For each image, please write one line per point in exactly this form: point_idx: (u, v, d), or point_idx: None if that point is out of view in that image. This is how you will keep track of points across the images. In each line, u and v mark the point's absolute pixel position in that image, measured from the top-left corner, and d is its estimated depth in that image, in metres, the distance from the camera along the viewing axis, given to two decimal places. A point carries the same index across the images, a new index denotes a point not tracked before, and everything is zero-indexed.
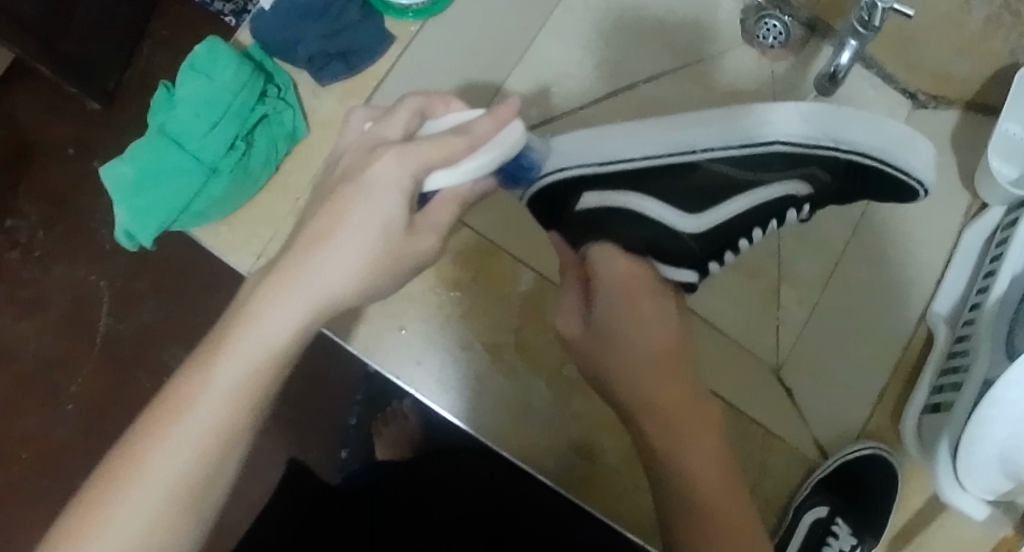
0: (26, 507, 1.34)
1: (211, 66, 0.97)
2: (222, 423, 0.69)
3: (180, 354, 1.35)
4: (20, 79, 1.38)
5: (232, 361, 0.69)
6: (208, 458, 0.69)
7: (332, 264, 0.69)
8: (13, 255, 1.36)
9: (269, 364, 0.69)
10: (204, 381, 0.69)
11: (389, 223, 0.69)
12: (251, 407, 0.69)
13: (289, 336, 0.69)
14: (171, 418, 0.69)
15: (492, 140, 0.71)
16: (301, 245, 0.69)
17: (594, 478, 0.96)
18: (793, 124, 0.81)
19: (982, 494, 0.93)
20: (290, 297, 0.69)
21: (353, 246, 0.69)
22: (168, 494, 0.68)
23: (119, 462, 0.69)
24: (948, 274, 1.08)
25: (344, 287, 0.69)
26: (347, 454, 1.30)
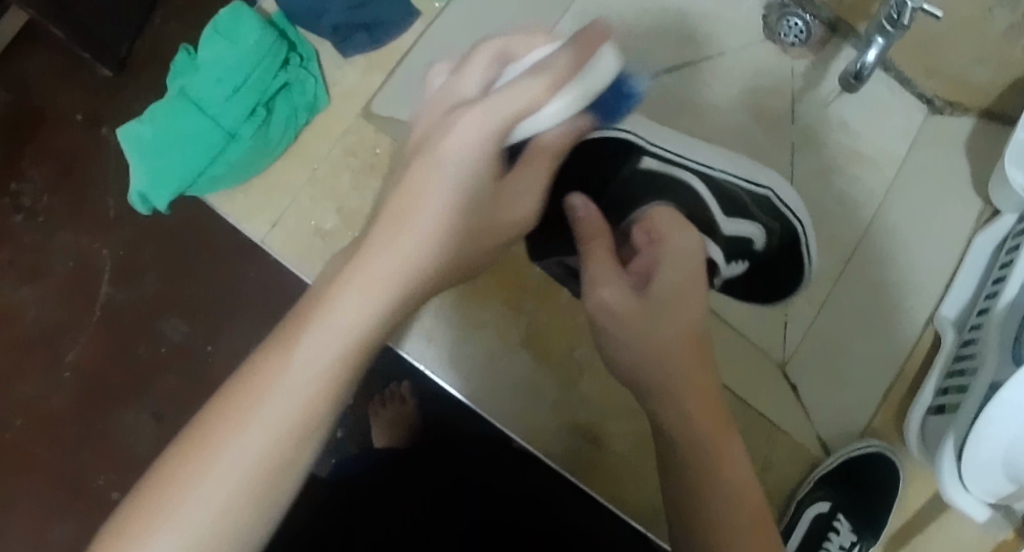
0: (19, 473, 1.33)
1: (234, 30, 0.97)
2: (308, 407, 0.62)
3: (180, 326, 1.34)
4: (31, 43, 1.37)
5: (316, 345, 0.62)
6: (286, 451, 0.62)
7: (406, 246, 0.64)
8: (17, 220, 1.35)
9: (377, 311, 0.63)
10: (284, 371, 0.62)
11: (464, 176, 0.66)
12: (323, 409, 0.62)
13: (365, 324, 0.63)
14: (243, 406, 0.61)
15: (582, 76, 0.69)
16: (381, 224, 0.64)
17: (600, 464, 0.97)
18: (721, 159, 1.08)
19: (983, 496, 0.95)
20: (357, 289, 0.62)
21: (433, 223, 0.65)
22: (222, 513, 0.61)
23: (182, 456, 0.61)
24: (958, 278, 1.08)
25: (430, 254, 0.64)
26: (343, 436, 1.24)
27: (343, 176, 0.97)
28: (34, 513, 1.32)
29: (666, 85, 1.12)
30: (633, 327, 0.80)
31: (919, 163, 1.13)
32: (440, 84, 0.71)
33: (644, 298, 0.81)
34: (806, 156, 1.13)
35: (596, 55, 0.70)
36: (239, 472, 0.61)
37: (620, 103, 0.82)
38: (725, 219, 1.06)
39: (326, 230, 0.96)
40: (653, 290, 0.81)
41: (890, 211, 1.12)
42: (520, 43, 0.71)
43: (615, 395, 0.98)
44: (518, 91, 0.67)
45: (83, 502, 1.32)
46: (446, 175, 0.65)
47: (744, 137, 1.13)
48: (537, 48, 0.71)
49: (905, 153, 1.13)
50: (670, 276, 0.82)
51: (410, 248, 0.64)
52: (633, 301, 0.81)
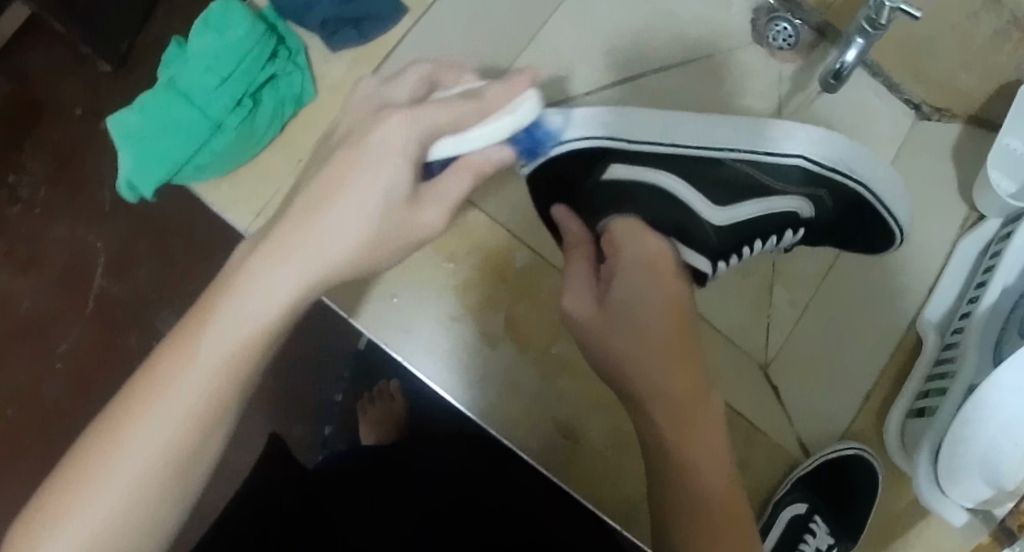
0: (9, 463, 1.32)
1: (222, 22, 0.97)
2: (211, 398, 0.70)
3: (171, 319, 1.34)
4: (32, 35, 1.37)
5: (201, 358, 0.70)
6: (186, 450, 0.71)
7: (320, 240, 0.70)
8: (13, 211, 1.35)
9: (234, 345, 0.70)
10: (188, 363, 0.70)
11: (393, 191, 0.70)
12: (222, 404, 0.71)
13: (274, 317, 0.70)
14: (149, 396, 0.70)
15: (506, 111, 0.73)
16: (290, 231, 0.70)
17: (576, 459, 0.98)
18: (747, 139, 0.96)
19: (962, 501, 0.93)
20: (235, 307, 0.70)
21: (347, 230, 0.70)
22: (130, 496, 0.70)
23: (98, 441, 0.70)
24: (941, 282, 1.08)
25: (350, 257, 0.70)
26: (330, 431, 1.24)
27: None
28: (23, 502, 1.32)
29: (651, 85, 1.13)
30: (607, 321, 0.84)
31: (905, 168, 1.13)
32: (369, 93, 0.75)
33: (604, 305, 0.85)
34: None
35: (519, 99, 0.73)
36: (145, 464, 0.70)
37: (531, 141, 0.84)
38: (715, 209, 0.96)
39: None
40: (612, 295, 0.85)
41: None
42: (443, 73, 0.76)
43: (592, 391, 0.99)
44: (449, 111, 0.71)
45: None
46: (396, 157, 0.70)
47: None
48: (459, 79, 0.76)
49: (891, 158, 1.13)
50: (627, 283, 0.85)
51: (326, 250, 0.70)
52: (593, 310, 0.85)
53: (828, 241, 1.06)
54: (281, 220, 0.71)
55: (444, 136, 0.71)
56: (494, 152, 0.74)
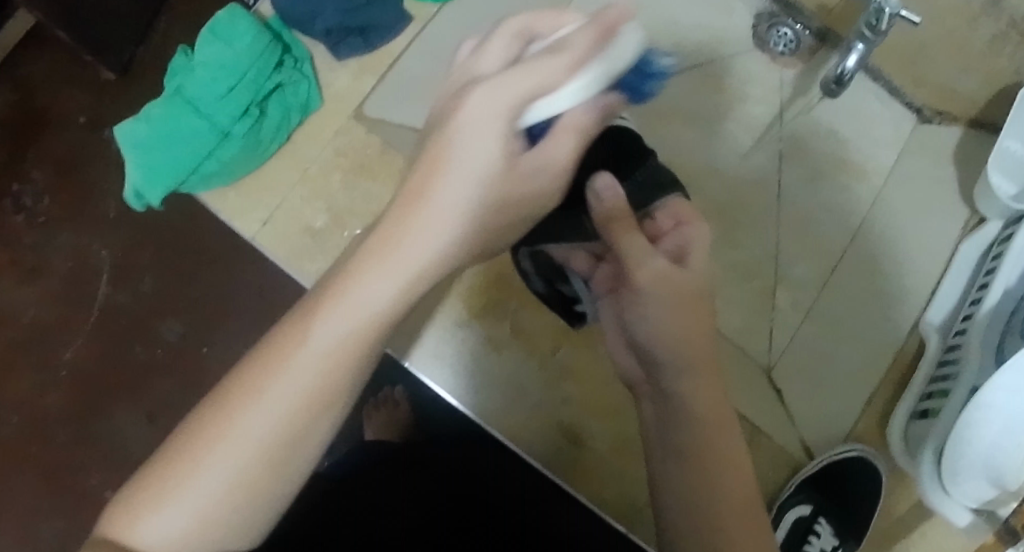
0: (13, 472, 1.32)
1: (229, 32, 0.99)
2: (317, 395, 0.62)
3: (176, 327, 1.34)
4: (36, 46, 1.38)
5: (324, 333, 0.61)
6: (303, 425, 0.62)
7: (431, 215, 0.61)
8: (17, 220, 1.36)
9: (395, 296, 0.61)
10: (280, 370, 0.61)
11: (549, 161, 0.63)
12: (330, 396, 0.62)
13: (401, 291, 0.61)
14: (261, 370, 0.62)
15: (601, 54, 0.60)
16: (405, 196, 0.61)
17: (581, 463, 0.99)
18: None
19: (965, 502, 0.94)
20: (389, 266, 0.61)
21: (461, 178, 0.60)
22: (235, 481, 0.62)
23: (205, 421, 0.62)
24: (943, 284, 1.09)
25: (455, 241, 0.61)
26: (334, 439, 1.25)
27: (333, 176, 1.00)
28: (27, 511, 1.32)
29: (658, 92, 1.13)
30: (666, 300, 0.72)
31: (906, 171, 1.14)
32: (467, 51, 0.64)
33: (682, 270, 0.72)
34: (794, 164, 1.14)
35: (614, 38, 0.61)
36: (245, 453, 0.62)
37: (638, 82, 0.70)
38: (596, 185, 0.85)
39: (315, 228, 0.98)
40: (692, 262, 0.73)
41: (876, 220, 1.12)
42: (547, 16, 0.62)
43: (598, 396, 1.00)
44: (530, 70, 0.60)
45: (76, 499, 1.32)
46: (488, 124, 0.59)
47: (737, 149, 1.14)
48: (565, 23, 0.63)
49: (893, 162, 1.14)
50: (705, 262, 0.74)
51: (457, 192, 0.60)
52: (669, 267, 0.72)
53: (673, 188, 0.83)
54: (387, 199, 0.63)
55: (534, 98, 0.59)
56: (566, 141, 0.63)
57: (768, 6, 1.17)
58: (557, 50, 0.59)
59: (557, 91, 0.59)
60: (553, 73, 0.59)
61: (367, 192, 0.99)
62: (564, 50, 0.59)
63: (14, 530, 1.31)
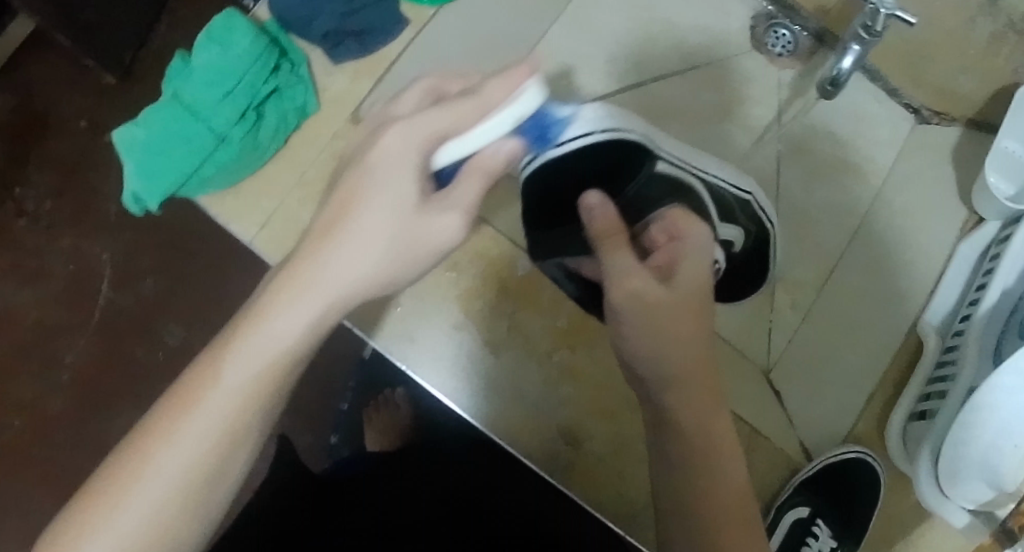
0: (16, 474, 1.33)
1: (226, 36, 0.98)
2: (231, 426, 0.70)
3: (177, 330, 1.35)
4: (36, 50, 1.38)
5: (247, 359, 0.69)
6: (224, 443, 0.70)
7: (350, 249, 0.69)
8: (18, 224, 1.36)
9: (309, 326, 0.70)
10: (211, 387, 0.70)
11: (403, 201, 0.69)
12: (258, 404, 0.70)
13: (303, 330, 0.70)
14: (189, 399, 0.70)
15: (508, 102, 0.69)
16: (320, 230, 0.70)
17: (579, 465, 0.99)
18: (672, 146, 0.99)
19: (963, 503, 0.94)
20: (302, 299, 0.69)
21: (370, 224, 0.69)
22: (167, 500, 0.69)
23: (133, 443, 0.70)
24: (941, 285, 1.08)
25: (367, 268, 0.69)
26: (336, 440, 1.26)
27: (331, 179, 1.00)
28: (29, 513, 1.32)
29: (656, 94, 1.14)
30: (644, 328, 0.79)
31: (904, 172, 1.14)
32: (418, 102, 0.73)
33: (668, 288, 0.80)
34: (792, 164, 1.14)
35: (520, 91, 0.69)
36: (179, 472, 0.69)
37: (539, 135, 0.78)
38: (719, 223, 1.00)
39: (313, 231, 0.99)
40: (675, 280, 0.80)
41: (875, 221, 1.12)
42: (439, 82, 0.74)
43: (596, 397, 1.00)
44: (455, 112, 0.69)
45: None
46: (404, 167, 0.69)
47: (735, 151, 1.14)
48: (458, 83, 0.74)
49: (891, 162, 1.14)
50: (693, 271, 0.81)
51: (361, 243, 0.69)
52: (657, 289, 0.79)
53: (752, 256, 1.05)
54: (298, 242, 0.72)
55: (449, 139, 0.69)
56: (507, 150, 0.69)
57: (766, 7, 1.17)
58: (472, 94, 0.69)
59: (474, 131, 0.69)
60: (471, 119, 0.69)
61: None
62: (474, 97, 0.69)
63: (17, 532, 1.32)
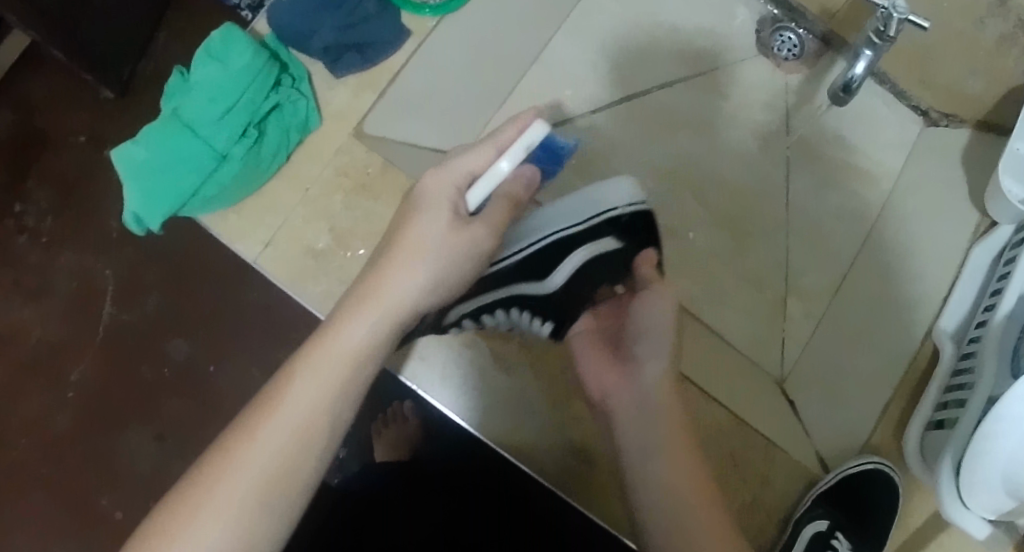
0: (22, 493, 1.32)
1: (225, 52, 0.97)
2: (304, 435, 0.71)
3: (182, 346, 1.33)
4: (34, 65, 1.37)
5: (316, 372, 0.72)
6: (298, 456, 0.71)
7: (405, 288, 0.73)
8: (19, 241, 1.35)
9: (378, 337, 0.73)
10: (286, 399, 0.72)
11: (442, 221, 0.73)
12: (316, 437, 0.72)
13: (371, 345, 0.73)
14: (266, 410, 0.72)
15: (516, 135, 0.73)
16: (389, 249, 0.74)
17: (594, 481, 0.97)
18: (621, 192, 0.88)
19: (983, 513, 0.92)
20: (369, 312, 0.73)
21: (431, 235, 0.73)
22: (242, 513, 0.70)
23: (210, 462, 0.71)
24: (954, 292, 1.06)
25: (426, 280, 0.73)
26: (345, 454, 1.24)
27: (334, 196, 0.98)
28: (36, 533, 1.31)
29: (657, 103, 1.15)
30: None
31: (915, 176, 1.12)
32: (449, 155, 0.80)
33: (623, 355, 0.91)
34: (802, 172, 1.14)
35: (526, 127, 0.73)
36: (254, 483, 0.70)
37: (553, 159, 0.82)
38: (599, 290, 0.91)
39: (318, 249, 0.97)
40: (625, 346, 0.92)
41: (886, 226, 1.11)
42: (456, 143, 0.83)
43: None
44: (482, 155, 0.74)
45: (84, 518, 1.31)
46: (445, 200, 0.73)
47: (741, 156, 1.15)
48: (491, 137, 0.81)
49: (900, 167, 1.13)
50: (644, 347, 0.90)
51: (427, 258, 0.73)
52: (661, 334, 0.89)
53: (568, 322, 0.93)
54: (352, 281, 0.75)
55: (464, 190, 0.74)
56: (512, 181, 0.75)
57: (771, 10, 1.16)
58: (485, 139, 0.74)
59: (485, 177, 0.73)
60: (489, 160, 0.74)
61: (368, 210, 0.98)
62: (493, 137, 0.74)
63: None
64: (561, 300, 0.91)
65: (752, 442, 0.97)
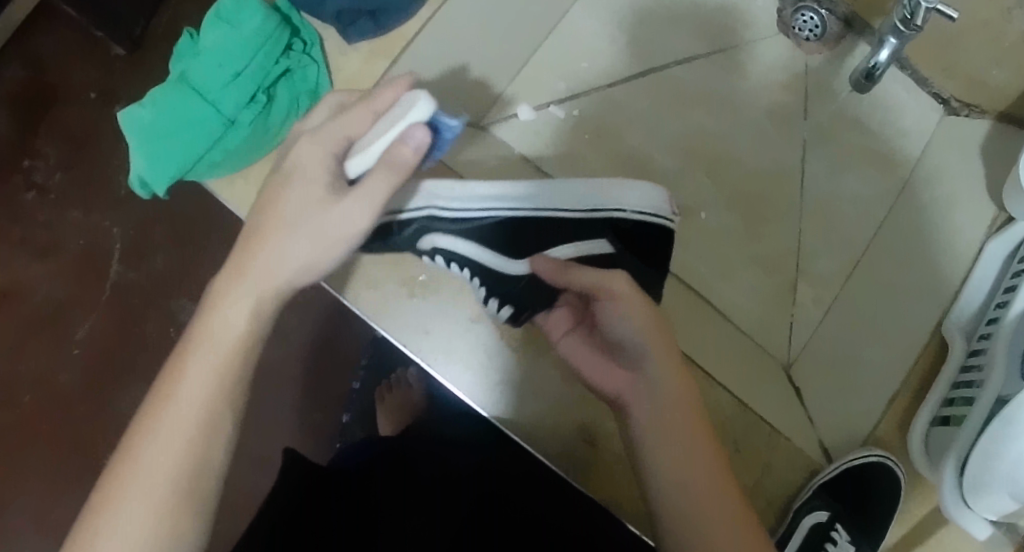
0: (26, 448, 1.32)
1: (236, 16, 0.95)
2: (201, 417, 0.76)
3: (188, 307, 1.33)
4: (46, 18, 1.35)
5: (206, 358, 0.77)
6: (198, 441, 0.76)
7: (278, 266, 0.78)
8: (28, 197, 1.34)
9: (254, 316, 0.78)
10: (182, 387, 0.77)
11: (321, 205, 0.77)
12: (215, 419, 0.76)
13: (246, 329, 0.78)
14: (165, 400, 0.77)
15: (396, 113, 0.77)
16: (244, 241, 0.79)
17: (596, 462, 0.96)
18: (637, 197, 0.94)
19: (987, 514, 0.90)
20: (241, 296, 0.78)
21: (297, 226, 0.77)
22: (155, 499, 0.75)
23: (123, 453, 0.76)
24: (966, 288, 1.03)
25: (288, 269, 0.78)
26: (349, 419, 1.24)
27: None
28: (39, 489, 1.31)
29: (673, 77, 1.13)
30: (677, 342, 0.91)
31: (933, 164, 1.10)
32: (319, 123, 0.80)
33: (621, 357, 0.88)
34: (819, 155, 1.12)
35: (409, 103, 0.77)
36: (162, 470, 0.75)
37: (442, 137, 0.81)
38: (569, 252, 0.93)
39: None
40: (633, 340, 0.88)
41: (902, 214, 1.09)
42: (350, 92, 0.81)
43: None
44: (345, 123, 0.78)
45: (87, 476, 1.31)
46: (319, 175, 0.77)
47: (759, 136, 1.12)
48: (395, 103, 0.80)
49: (919, 153, 1.11)
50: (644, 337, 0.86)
51: (296, 248, 0.77)
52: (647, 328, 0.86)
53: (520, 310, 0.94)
54: (221, 266, 0.80)
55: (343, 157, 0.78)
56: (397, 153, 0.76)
57: None
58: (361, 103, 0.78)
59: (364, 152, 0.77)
60: (360, 129, 0.78)
61: None
62: (369, 102, 0.78)
63: (26, 508, 1.31)
64: (525, 289, 0.93)
65: (756, 428, 0.96)
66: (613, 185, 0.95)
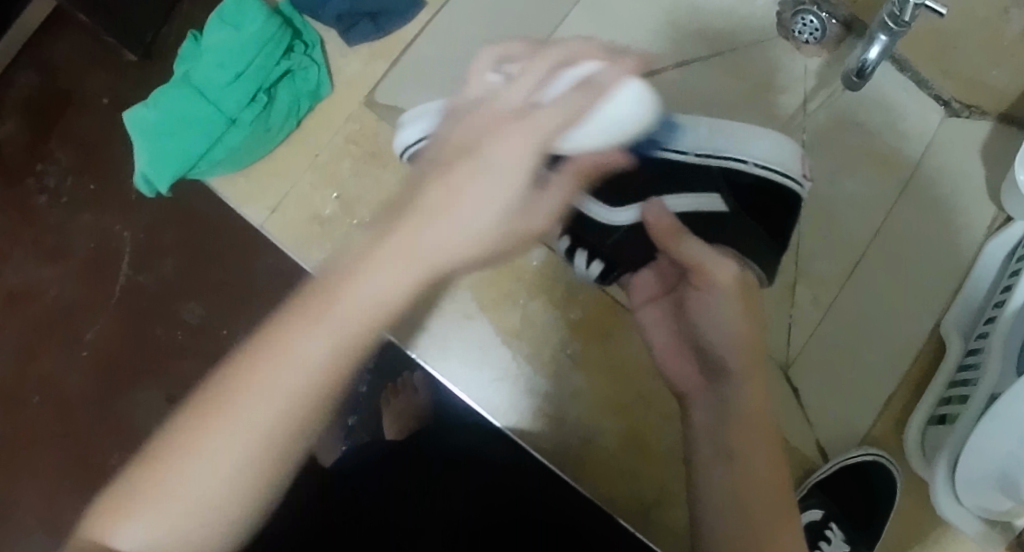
0: (35, 448, 1.33)
1: (239, 18, 0.99)
2: (319, 390, 0.67)
3: (196, 310, 1.34)
4: (60, 25, 1.38)
5: (325, 333, 0.67)
6: (306, 417, 0.68)
7: (451, 224, 0.67)
8: (40, 201, 1.36)
9: (410, 294, 0.68)
10: (300, 347, 0.67)
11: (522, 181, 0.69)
12: (326, 398, 0.68)
13: (394, 303, 0.68)
14: (276, 353, 0.67)
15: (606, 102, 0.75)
16: (418, 204, 0.68)
17: (589, 460, 0.97)
18: (763, 148, 0.91)
19: (977, 511, 0.92)
20: (398, 266, 0.67)
21: (479, 194, 0.67)
22: (247, 457, 0.67)
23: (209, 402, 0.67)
24: (965, 286, 1.05)
25: (453, 252, 0.67)
26: (354, 422, 1.24)
27: (344, 162, 0.98)
28: (47, 489, 1.33)
29: (675, 78, 1.12)
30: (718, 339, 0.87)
31: (934, 165, 1.10)
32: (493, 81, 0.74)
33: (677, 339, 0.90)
34: (822, 155, 1.11)
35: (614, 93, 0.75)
36: (257, 431, 0.67)
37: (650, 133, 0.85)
38: (681, 199, 0.90)
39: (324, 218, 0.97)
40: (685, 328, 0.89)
41: (902, 216, 1.09)
42: (580, 54, 0.74)
43: (610, 393, 0.99)
44: (563, 103, 0.71)
45: (94, 476, 1.33)
46: (522, 163, 0.68)
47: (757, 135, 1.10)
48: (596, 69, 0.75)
49: (920, 155, 1.10)
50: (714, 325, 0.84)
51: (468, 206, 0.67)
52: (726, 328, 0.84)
53: (612, 268, 0.93)
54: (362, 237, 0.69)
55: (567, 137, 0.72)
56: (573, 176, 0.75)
57: None
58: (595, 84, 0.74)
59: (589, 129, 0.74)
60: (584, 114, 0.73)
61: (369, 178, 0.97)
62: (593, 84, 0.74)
63: (36, 510, 1.32)
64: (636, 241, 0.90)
65: None
66: (744, 137, 0.92)
